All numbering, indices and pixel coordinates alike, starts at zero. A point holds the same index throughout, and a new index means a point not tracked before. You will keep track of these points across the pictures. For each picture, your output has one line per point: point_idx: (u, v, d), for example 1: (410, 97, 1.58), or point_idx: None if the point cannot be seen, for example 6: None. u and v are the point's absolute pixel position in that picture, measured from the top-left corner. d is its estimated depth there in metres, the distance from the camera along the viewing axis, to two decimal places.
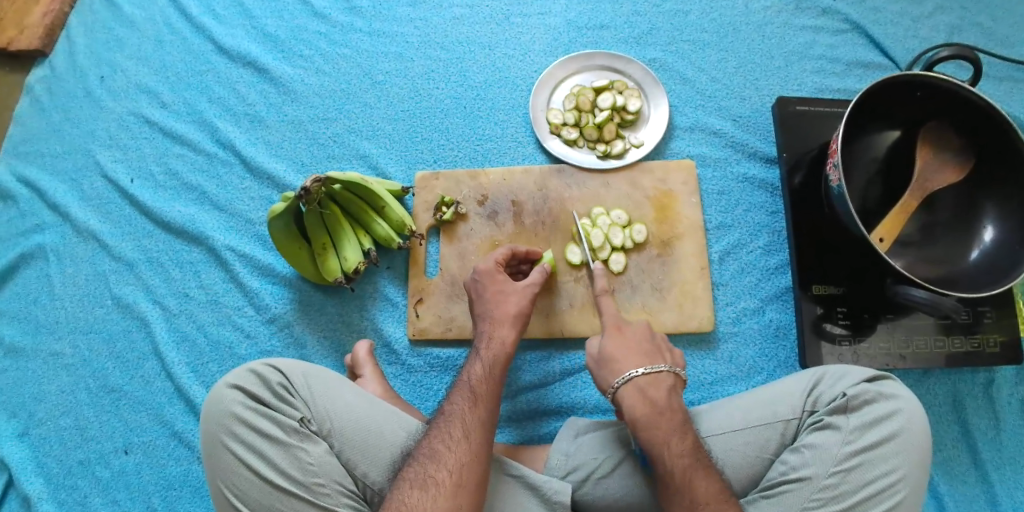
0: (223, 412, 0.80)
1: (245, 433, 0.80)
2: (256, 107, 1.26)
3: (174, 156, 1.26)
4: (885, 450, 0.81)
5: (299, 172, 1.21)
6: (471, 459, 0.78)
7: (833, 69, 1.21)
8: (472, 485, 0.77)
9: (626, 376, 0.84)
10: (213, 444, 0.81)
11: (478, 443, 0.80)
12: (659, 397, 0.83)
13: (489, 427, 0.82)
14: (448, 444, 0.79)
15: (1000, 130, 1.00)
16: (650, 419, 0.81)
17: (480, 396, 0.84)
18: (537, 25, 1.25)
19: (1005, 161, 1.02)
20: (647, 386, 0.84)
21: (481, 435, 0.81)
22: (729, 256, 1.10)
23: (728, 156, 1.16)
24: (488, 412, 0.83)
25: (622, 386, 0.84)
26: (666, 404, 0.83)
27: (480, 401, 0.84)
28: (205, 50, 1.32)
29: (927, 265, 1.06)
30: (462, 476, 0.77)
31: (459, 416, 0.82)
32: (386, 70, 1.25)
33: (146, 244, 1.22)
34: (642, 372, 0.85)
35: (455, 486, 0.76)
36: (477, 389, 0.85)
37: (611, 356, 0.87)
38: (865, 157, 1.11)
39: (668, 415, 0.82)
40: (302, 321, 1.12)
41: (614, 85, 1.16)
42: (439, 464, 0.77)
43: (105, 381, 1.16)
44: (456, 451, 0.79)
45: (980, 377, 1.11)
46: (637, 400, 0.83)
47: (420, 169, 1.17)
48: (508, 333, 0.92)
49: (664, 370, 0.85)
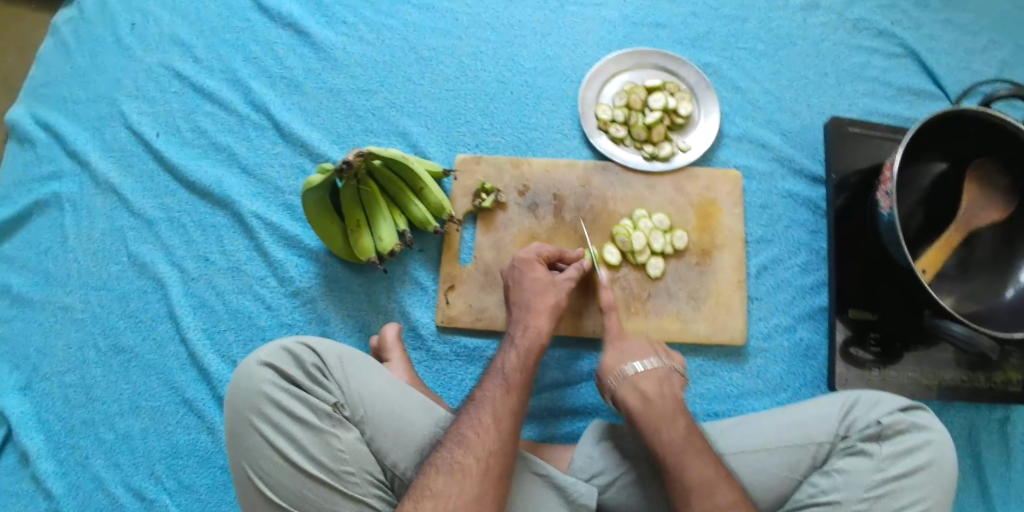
0: (254, 390, 0.78)
1: (276, 413, 0.78)
2: (294, 71, 1.21)
3: (204, 114, 1.21)
4: (916, 481, 0.82)
5: (334, 144, 1.16)
6: (500, 446, 0.77)
7: (885, 92, 1.19)
8: (501, 471, 0.75)
9: (622, 373, 0.89)
10: (239, 423, 0.78)
11: (508, 432, 0.78)
12: (650, 388, 0.87)
13: (520, 416, 0.81)
14: (477, 429, 0.78)
15: None
16: (646, 408, 0.85)
17: (512, 385, 0.83)
18: (592, 16, 1.20)
19: None
20: (626, 385, 0.89)
21: (513, 423, 0.80)
22: (766, 270, 1.09)
23: (775, 170, 1.13)
24: (520, 403, 0.82)
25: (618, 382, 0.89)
26: (658, 395, 0.86)
27: (513, 390, 0.83)
28: (244, 7, 1.26)
29: (962, 301, 1.05)
30: (492, 461, 0.75)
31: (491, 402, 0.81)
32: (433, 47, 1.20)
33: (169, 204, 1.17)
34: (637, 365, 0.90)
35: (484, 471, 0.74)
36: (509, 378, 0.84)
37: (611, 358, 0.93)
38: (909, 186, 1.10)
39: (654, 405, 0.85)
40: (327, 297, 1.09)
41: (667, 86, 1.13)
42: (467, 449, 0.76)
43: (115, 341, 1.13)
44: (484, 437, 0.77)
45: (997, 413, 1.13)
46: (632, 396, 0.87)
47: (460, 152, 1.13)
48: (545, 324, 0.92)
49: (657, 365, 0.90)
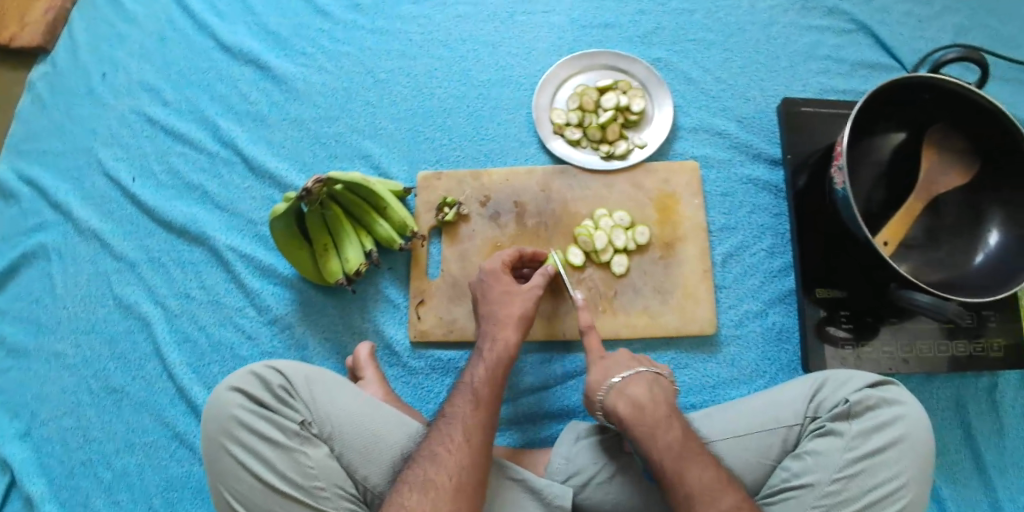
0: (224, 414, 0.83)
1: (246, 434, 0.82)
2: (258, 105, 1.25)
3: (176, 155, 1.25)
4: (889, 456, 0.82)
5: (300, 172, 1.19)
6: (471, 462, 0.78)
7: (839, 69, 1.20)
8: (474, 485, 0.77)
9: (609, 384, 0.87)
10: (213, 447, 0.83)
11: (478, 445, 0.80)
12: (639, 393, 0.85)
13: (491, 429, 0.83)
14: (448, 446, 0.79)
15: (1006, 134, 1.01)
16: (638, 417, 0.82)
17: (480, 400, 0.85)
18: (541, 24, 1.23)
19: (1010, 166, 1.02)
20: (614, 397, 0.85)
21: (484, 437, 0.81)
22: (732, 258, 1.09)
23: (732, 157, 1.14)
24: (491, 417, 0.84)
25: (607, 395, 0.86)
26: (649, 399, 0.84)
27: (481, 404, 0.84)
28: (208, 47, 1.31)
29: (927, 271, 1.05)
30: (463, 476, 0.77)
31: (459, 418, 0.82)
32: (388, 69, 1.23)
33: (149, 244, 1.21)
34: (621, 376, 0.87)
35: (456, 486, 0.76)
36: (477, 393, 0.86)
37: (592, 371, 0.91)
38: (867, 159, 1.10)
39: (645, 418, 0.82)
40: (304, 322, 1.12)
41: (619, 84, 1.14)
42: (439, 467, 0.77)
43: (107, 382, 1.17)
44: (454, 453, 0.79)
45: (984, 381, 1.10)
46: (621, 404, 0.85)
47: (421, 169, 1.16)
48: (510, 336, 0.93)
49: (641, 372, 0.88)
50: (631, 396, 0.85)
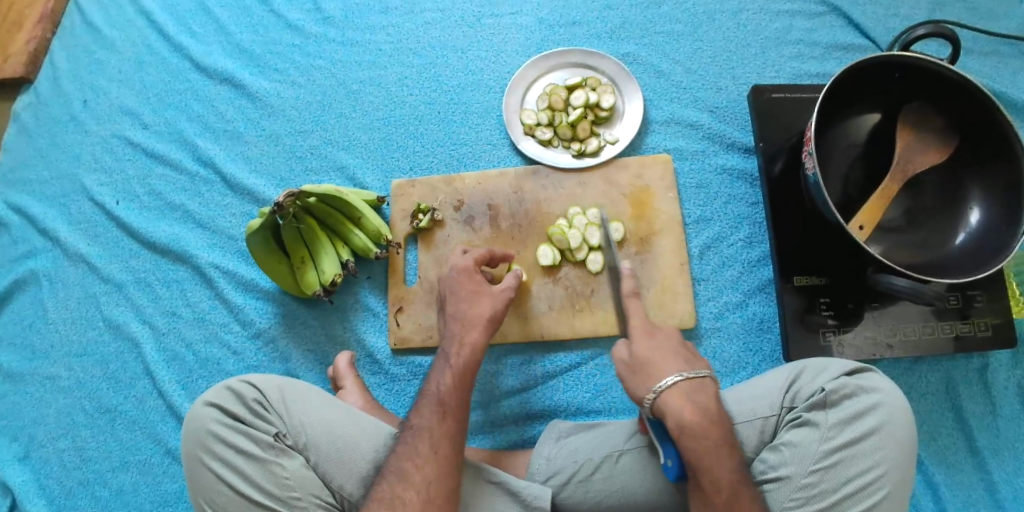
0: (201, 429, 0.87)
1: (222, 448, 0.86)
2: (234, 123, 1.26)
3: (156, 176, 1.27)
4: (866, 446, 0.81)
5: (277, 187, 1.20)
6: (433, 473, 0.80)
7: (812, 53, 1.18)
8: (439, 493, 0.79)
9: (669, 382, 0.83)
10: (194, 462, 0.87)
11: (441, 455, 0.81)
12: (709, 404, 0.83)
13: (457, 437, 0.83)
14: (410, 459, 0.81)
15: (983, 108, 0.97)
16: (704, 429, 0.80)
17: (443, 409, 0.85)
18: (509, 25, 1.23)
19: (990, 141, 0.99)
20: (674, 399, 0.82)
21: (448, 447, 0.82)
22: (709, 250, 1.08)
23: (706, 148, 1.13)
24: (457, 424, 0.84)
25: (666, 392, 0.83)
26: (715, 412, 0.82)
27: (445, 413, 0.84)
28: (183, 68, 1.32)
29: (903, 252, 1.03)
30: (427, 486, 0.79)
31: (424, 429, 0.83)
32: (359, 79, 1.24)
33: (134, 265, 1.23)
34: (683, 377, 0.84)
35: (422, 498, 0.78)
36: (441, 402, 0.86)
37: (645, 362, 0.87)
38: (842, 143, 1.07)
39: (706, 429, 0.80)
40: (286, 335, 1.13)
41: (588, 81, 1.14)
42: (400, 480, 0.79)
43: (101, 402, 1.18)
44: (418, 465, 0.80)
45: (974, 361, 1.08)
46: (689, 409, 0.81)
47: (395, 177, 1.16)
48: (477, 338, 0.92)
49: (707, 377, 0.85)
50: (694, 401, 0.82)
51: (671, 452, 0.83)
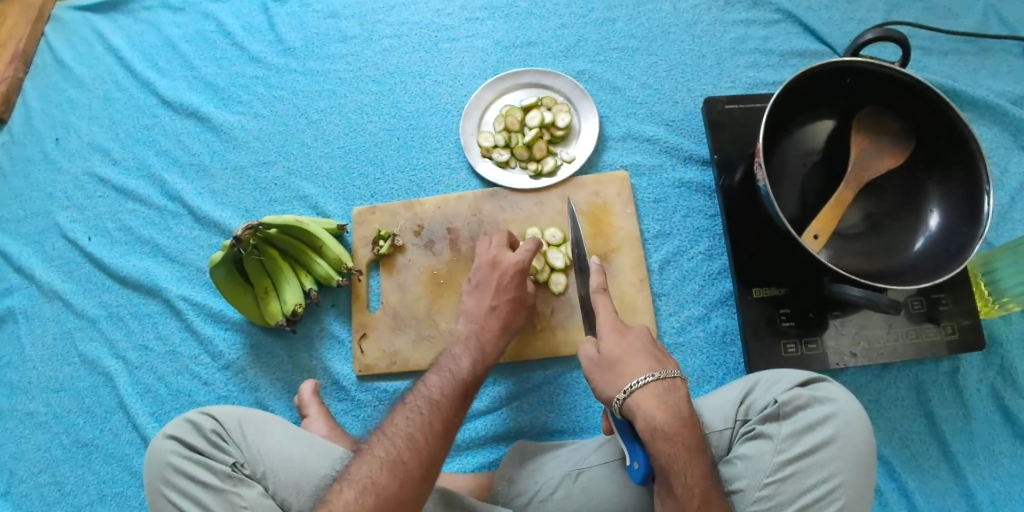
0: (160, 463, 0.88)
1: (181, 480, 0.86)
2: (201, 156, 1.28)
3: (127, 212, 1.29)
4: (820, 457, 0.79)
5: (243, 218, 1.23)
6: (416, 459, 0.77)
7: (768, 61, 1.18)
8: (418, 479, 0.76)
9: (639, 382, 0.78)
10: (155, 495, 0.88)
11: (429, 443, 0.79)
12: (679, 406, 0.77)
13: (450, 430, 0.82)
14: (397, 442, 0.78)
15: (936, 108, 0.92)
16: (675, 431, 0.75)
17: (440, 401, 0.84)
18: (466, 48, 1.25)
19: (947, 142, 0.93)
20: (647, 400, 0.77)
21: (440, 438, 0.80)
22: (669, 265, 1.08)
23: (663, 162, 1.14)
24: (452, 416, 0.84)
25: (636, 392, 0.77)
26: (686, 415, 0.77)
27: (443, 405, 0.84)
28: (151, 104, 1.34)
29: (862, 261, 0.97)
30: (407, 472, 0.76)
31: (419, 415, 0.82)
32: (321, 109, 1.27)
33: (107, 300, 1.24)
34: (654, 377, 0.78)
35: (399, 482, 0.75)
36: (440, 395, 0.85)
37: (616, 360, 0.81)
38: (798, 149, 1.01)
39: (679, 432, 0.75)
40: (254, 365, 1.14)
41: (544, 101, 1.15)
42: (382, 463, 0.76)
43: (77, 437, 1.19)
44: (403, 449, 0.78)
45: (944, 365, 1.05)
46: (659, 411, 0.76)
47: (357, 204, 1.18)
48: (484, 340, 0.95)
49: (678, 377, 0.80)
50: (667, 403, 0.77)
51: (640, 454, 0.78)
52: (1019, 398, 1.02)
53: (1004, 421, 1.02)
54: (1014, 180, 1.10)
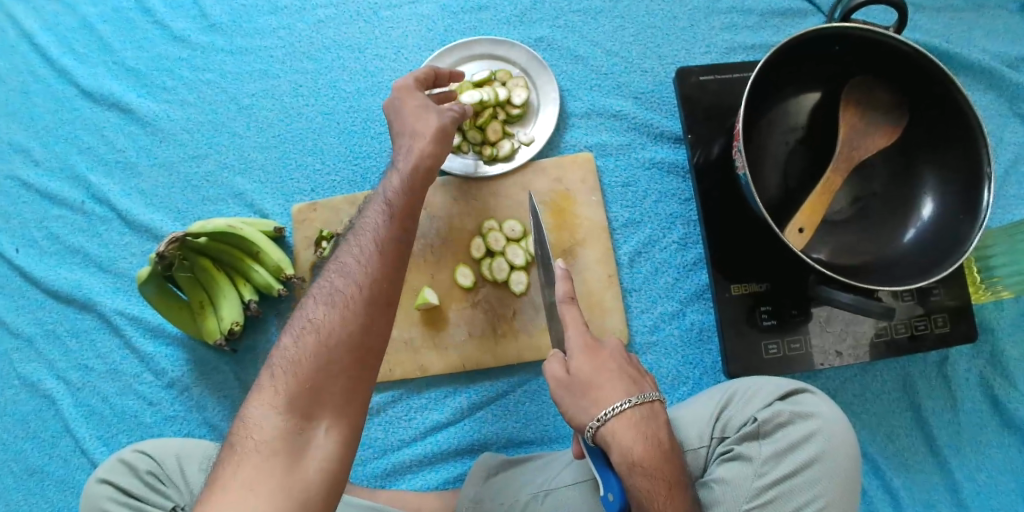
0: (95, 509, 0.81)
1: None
2: (127, 152, 1.16)
3: (55, 219, 1.16)
4: (802, 481, 0.72)
5: (176, 221, 1.12)
6: (336, 340, 0.65)
7: (746, 21, 1.05)
8: (348, 354, 0.64)
9: (613, 409, 0.67)
10: None
11: (357, 310, 0.66)
12: (654, 434, 0.68)
13: (372, 292, 0.67)
14: (319, 316, 0.66)
15: (935, 81, 0.80)
16: (653, 464, 0.67)
17: (353, 267, 0.69)
18: (408, 17, 1.12)
19: (946, 120, 0.82)
20: (623, 428, 0.67)
21: (362, 307, 0.66)
22: (640, 257, 0.99)
23: (632, 141, 1.03)
24: (386, 267, 0.69)
25: (610, 422, 0.67)
26: (663, 444, 0.69)
27: (357, 273, 0.68)
28: (70, 95, 1.19)
29: (845, 253, 0.87)
30: (333, 347, 0.64)
31: (330, 293, 0.67)
32: (251, 93, 1.14)
33: (42, 317, 1.13)
34: (632, 403, 0.68)
35: (324, 359, 0.64)
36: (369, 247, 0.70)
37: (588, 381, 0.70)
38: (780, 127, 0.89)
39: (660, 467, 0.67)
40: (200, 382, 1.06)
41: (497, 75, 1.02)
42: (300, 351, 0.64)
43: (26, 463, 1.10)
44: (325, 323, 0.65)
45: (932, 354, 0.97)
46: (637, 442, 0.67)
47: (298, 201, 1.09)
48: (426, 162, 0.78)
49: (655, 400, 0.70)
50: (645, 432, 0.68)
51: (614, 485, 0.66)
52: (1010, 388, 0.95)
53: (993, 412, 0.95)
54: (1009, 152, 0.99)
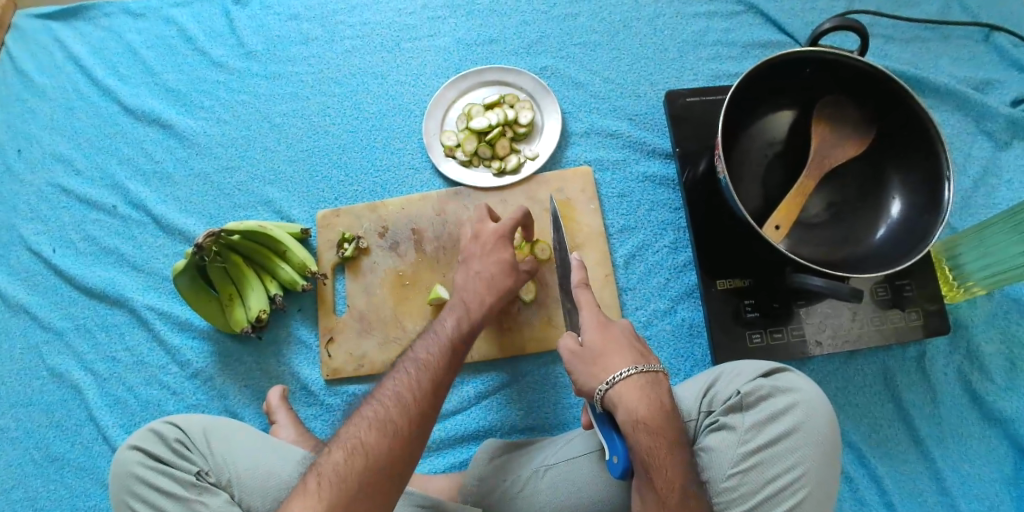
0: (126, 474, 0.87)
1: (145, 491, 0.86)
2: (164, 164, 1.27)
3: (92, 222, 1.26)
4: (783, 447, 0.79)
5: (207, 225, 1.22)
6: (392, 416, 0.75)
7: (729, 53, 1.18)
8: (407, 433, 0.74)
9: (618, 374, 0.76)
10: (123, 505, 0.87)
11: (419, 403, 0.77)
12: (656, 399, 0.76)
13: (440, 389, 0.79)
14: (385, 402, 0.76)
15: (896, 99, 0.92)
16: (655, 424, 0.74)
17: (428, 360, 0.81)
18: (428, 47, 1.25)
19: (905, 132, 0.93)
20: (628, 391, 0.75)
21: (429, 396, 0.78)
22: (634, 259, 1.08)
23: (627, 156, 1.14)
24: (442, 376, 0.81)
25: (615, 386, 0.75)
26: (667, 409, 0.76)
27: (431, 366, 0.80)
28: (113, 112, 1.31)
29: (823, 251, 0.96)
30: (395, 430, 0.74)
31: (406, 375, 0.79)
32: (283, 112, 1.26)
33: (74, 312, 1.21)
34: (637, 370, 0.76)
35: (388, 442, 0.73)
36: (428, 356, 0.82)
37: (597, 354, 0.79)
38: (761, 140, 1.00)
39: (662, 428, 0.74)
40: (223, 373, 1.13)
41: (506, 99, 1.15)
42: (370, 422, 0.75)
43: (48, 451, 1.15)
44: (390, 409, 0.76)
45: (911, 351, 1.05)
46: (640, 403, 0.75)
47: (322, 208, 1.19)
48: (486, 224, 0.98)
49: (659, 371, 0.78)
50: (649, 397, 0.76)
51: (619, 447, 0.75)
52: (987, 381, 1.03)
53: (972, 405, 1.02)
54: (976, 165, 1.10)
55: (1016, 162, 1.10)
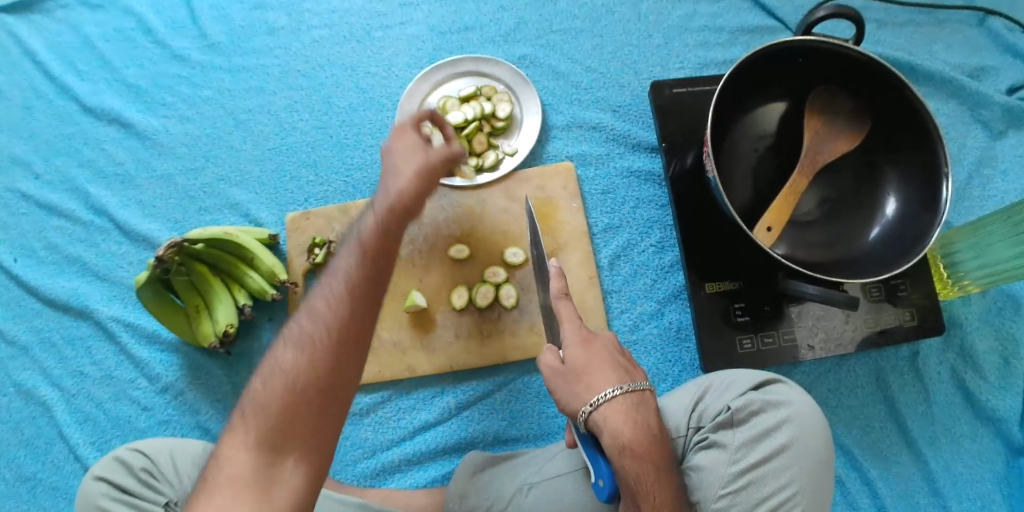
0: (90, 506, 0.83)
1: None
2: (125, 166, 1.20)
3: (53, 229, 1.19)
4: (776, 465, 0.75)
5: (173, 231, 1.16)
6: (290, 380, 0.64)
7: (717, 39, 1.12)
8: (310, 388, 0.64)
9: (603, 396, 0.72)
10: None
11: (319, 352, 0.65)
12: (642, 420, 0.72)
13: (348, 327, 0.66)
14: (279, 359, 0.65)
15: (895, 92, 0.86)
16: (641, 448, 0.70)
17: (326, 300, 0.67)
18: (399, 36, 1.18)
19: (903, 126, 0.88)
20: (614, 414, 0.72)
21: (331, 339, 0.65)
22: (620, 260, 1.04)
23: (610, 151, 1.08)
24: (346, 310, 0.67)
25: (600, 409, 0.72)
26: (653, 430, 0.73)
27: (332, 307, 0.67)
28: (71, 111, 1.24)
29: (815, 252, 0.92)
30: (292, 389, 0.63)
31: (301, 326, 0.67)
32: (248, 108, 1.19)
33: (39, 325, 1.15)
34: (622, 390, 0.73)
35: (287, 404, 0.63)
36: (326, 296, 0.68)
37: (580, 370, 0.75)
38: (751, 134, 0.95)
39: (649, 452, 0.71)
40: (194, 387, 1.09)
41: (483, 91, 1.09)
42: (263, 389, 0.64)
43: (19, 471, 1.10)
44: (286, 367, 0.65)
45: (903, 350, 1.02)
46: (625, 424, 0.71)
47: (291, 211, 1.13)
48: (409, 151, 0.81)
49: (646, 389, 0.75)
50: (635, 418, 0.72)
51: (604, 470, 0.71)
52: (979, 380, 1.00)
53: (965, 404, 1.00)
54: (972, 155, 1.06)
55: (1012, 153, 1.05)
